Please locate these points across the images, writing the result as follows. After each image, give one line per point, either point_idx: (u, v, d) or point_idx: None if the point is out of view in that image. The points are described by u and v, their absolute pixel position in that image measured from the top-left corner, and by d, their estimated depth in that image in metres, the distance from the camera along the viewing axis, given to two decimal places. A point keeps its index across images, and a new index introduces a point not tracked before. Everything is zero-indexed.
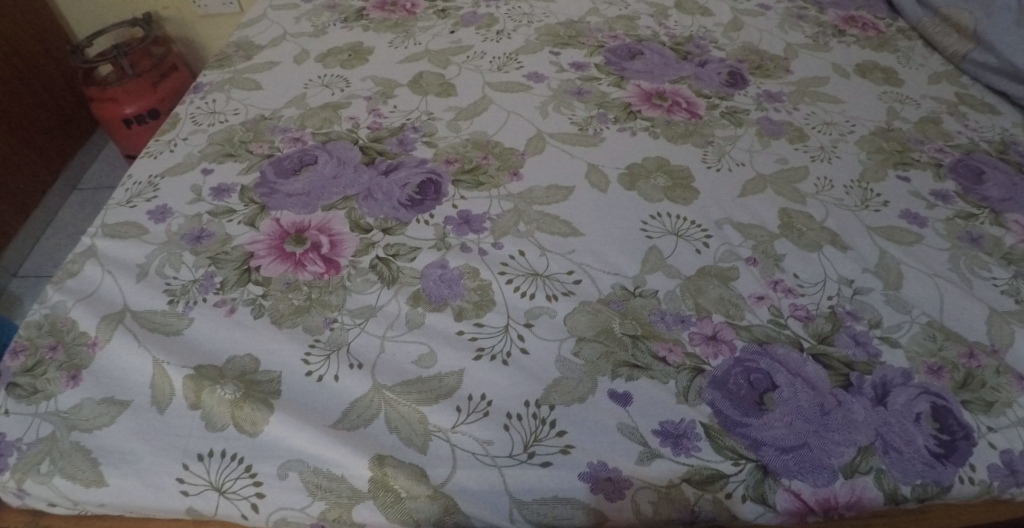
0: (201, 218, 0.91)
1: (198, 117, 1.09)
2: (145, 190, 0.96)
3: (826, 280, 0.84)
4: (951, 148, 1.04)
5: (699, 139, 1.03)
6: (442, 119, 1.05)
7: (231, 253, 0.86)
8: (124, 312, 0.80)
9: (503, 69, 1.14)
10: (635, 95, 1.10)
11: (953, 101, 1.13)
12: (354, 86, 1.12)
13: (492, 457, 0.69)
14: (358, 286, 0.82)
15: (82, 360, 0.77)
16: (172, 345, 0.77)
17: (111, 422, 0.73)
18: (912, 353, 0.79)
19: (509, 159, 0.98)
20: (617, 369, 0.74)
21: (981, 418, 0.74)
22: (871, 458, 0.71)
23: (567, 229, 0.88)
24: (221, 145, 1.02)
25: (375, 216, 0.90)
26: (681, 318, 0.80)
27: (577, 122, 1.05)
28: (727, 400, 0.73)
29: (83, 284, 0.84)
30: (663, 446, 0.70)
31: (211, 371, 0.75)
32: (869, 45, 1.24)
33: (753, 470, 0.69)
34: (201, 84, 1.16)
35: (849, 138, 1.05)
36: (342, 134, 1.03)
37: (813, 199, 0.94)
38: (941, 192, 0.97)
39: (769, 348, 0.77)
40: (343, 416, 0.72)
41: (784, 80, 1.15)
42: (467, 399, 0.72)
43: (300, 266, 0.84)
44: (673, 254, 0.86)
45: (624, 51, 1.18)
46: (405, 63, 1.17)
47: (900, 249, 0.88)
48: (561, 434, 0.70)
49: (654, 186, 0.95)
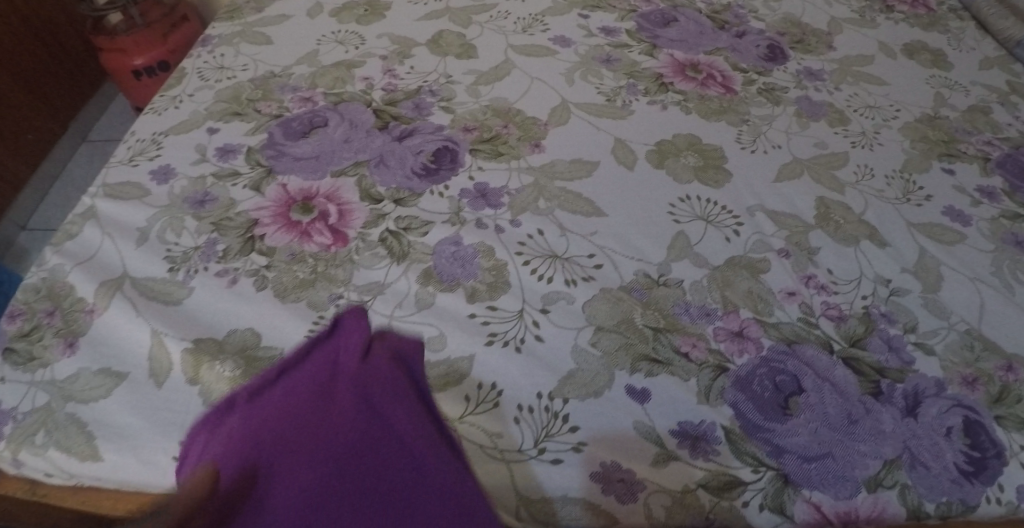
0: (205, 181, 0.87)
1: (205, 71, 1.03)
2: (148, 148, 0.92)
3: (861, 278, 0.80)
4: (1000, 141, 0.97)
5: (734, 117, 0.97)
6: (461, 83, 0.99)
7: (234, 219, 0.82)
8: (124, 279, 0.77)
9: (528, 31, 1.07)
10: (668, 65, 1.03)
11: (1005, 88, 1.06)
12: (369, 43, 1.06)
13: (500, 450, 0.65)
14: (367, 261, 0.78)
15: (80, 328, 0.74)
16: (172, 316, 0.74)
17: (107, 394, 0.70)
18: (948, 362, 0.74)
19: (530, 130, 0.92)
20: (636, 363, 0.71)
21: (1015, 435, 0.70)
22: (896, 472, 0.67)
23: (589, 209, 0.83)
24: (229, 103, 0.97)
25: (387, 185, 0.85)
26: (706, 311, 0.75)
27: (604, 92, 0.98)
28: (750, 403, 0.69)
29: (83, 247, 0.80)
30: (680, 448, 0.66)
31: (210, 346, 0.72)
32: (918, 23, 1.15)
33: (774, 478, 0.65)
34: (209, 36, 1.10)
35: (893, 124, 0.98)
36: (355, 95, 0.97)
37: (852, 189, 0.89)
38: (987, 188, 0.91)
39: (797, 349, 0.73)
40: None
41: (826, 56, 1.08)
42: (477, 388, 0.68)
43: (306, 236, 0.80)
44: (701, 241, 0.81)
45: (658, 17, 1.11)
46: (424, 21, 1.10)
47: (941, 249, 0.83)
48: (573, 430, 0.66)
49: (684, 166, 0.89)
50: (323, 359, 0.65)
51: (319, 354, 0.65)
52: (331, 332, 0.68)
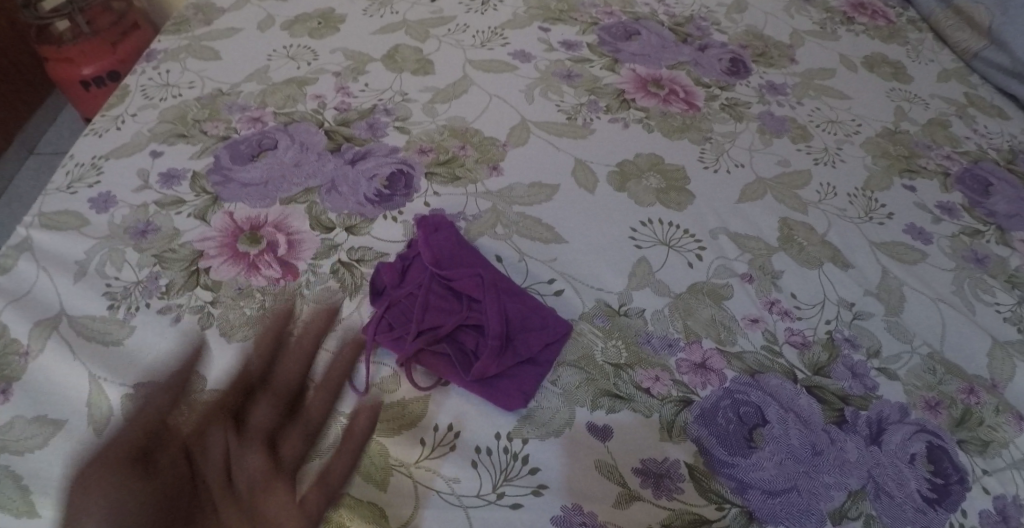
0: (147, 209, 0.82)
1: (149, 89, 0.98)
2: (87, 173, 0.86)
3: (824, 302, 0.79)
4: (959, 155, 0.97)
5: (697, 134, 0.95)
6: (417, 101, 0.96)
7: (178, 251, 0.78)
8: (60, 318, 0.72)
9: (487, 45, 1.04)
10: (630, 81, 1.01)
11: (963, 101, 1.06)
12: (322, 58, 1.02)
13: (457, 496, 0.63)
14: (318, 296, 0.75)
15: (14, 372, 0.69)
16: (112, 358, 0.70)
17: (44, 444, 0.66)
18: (910, 387, 0.74)
19: (489, 151, 0.90)
20: (597, 399, 0.69)
21: (977, 460, 0.70)
22: (861, 503, 0.66)
23: (549, 235, 0.81)
24: (173, 124, 0.92)
25: (339, 212, 0.81)
26: (668, 342, 0.74)
27: (565, 110, 0.96)
28: (715, 438, 0.68)
29: (16, 282, 0.75)
30: (643, 487, 0.64)
31: (152, 391, 0.68)
32: (878, 35, 1.15)
33: (738, 514, 0.64)
34: (154, 51, 1.04)
35: (854, 139, 0.98)
36: (307, 115, 0.93)
37: (815, 208, 0.88)
38: (947, 204, 0.91)
39: (762, 380, 0.72)
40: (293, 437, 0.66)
41: (788, 70, 1.07)
42: (433, 430, 0.66)
43: (254, 269, 0.76)
44: (663, 267, 0.79)
45: (620, 30, 1.09)
46: (379, 35, 1.06)
47: (903, 269, 0.83)
48: (533, 472, 0.64)
49: (646, 187, 0.88)
50: (433, 247, 0.75)
51: (427, 238, 0.76)
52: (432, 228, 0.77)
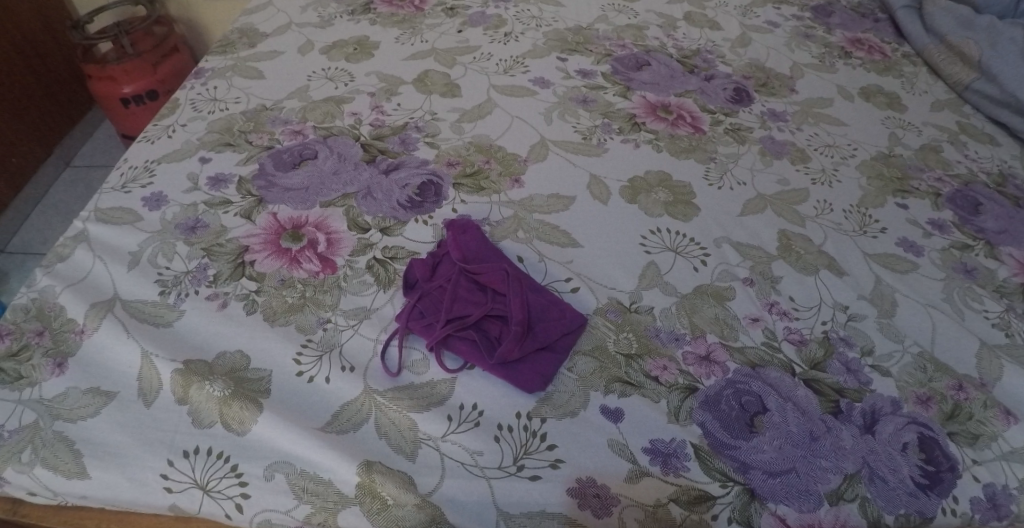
0: (196, 208, 0.90)
1: (198, 103, 1.07)
2: (141, 175, 0.94)
3: (821, 305, 0.85)
4: (951, 177, 1.04)
5: (702, 155, 1.03)
6: (446, 120, 1.04)
7: (226, 245, 0.85)
8: (114, 301, 0.79)
9: (509, 72, 1.13)
10: (641, 106, 1.10)
11: (954, 129, 1.13)
12: (358, 81, 1.11)
13: (481, 468, 0.68)
14: (354, 288, 0.81)
15: (70, 348, 0.76)
16: (163, 337, 0.76)
17: (96, 414, 0.71)
18: (902, 383, 0.79)
19: (511, 165, 0.98)
20: (609, 385, 0.75)
21: (967, 450, 0.75)
22: (857, 486, 0.71)
23: (566, 239, 0.88)
24: (221, 134, 1.01)
25: (374, 216, 0.89)
26: (675, 336, 0.80)
27: (581, 130, 1.04)
28: (718, 422, 0.73)
29: (74, 269, 0.82)
30: (652, 464, 0.70)
31: (200, 367, 0.74)
32: (874, 69, 1.24)
33: (741, 493, 0.69)
34: (202, 69, 1.14)
35: (850, 161, 1.05)
36: (344, 129, 1.02)
37: (812, 222, 0.95)
38: (938, 221, 0.97)
39: (761, 372, 0.78)
40: (320, 414, 0.72)
41: (788, 99, 1.15)
42: (459, 408, 0.72)
43: (295, 263, 0.84)
44: (671, 271, 0.86)
45: (632, 61, 1.18)
46: (411, 60, 1.15)
47: (896, 277, 0.89)
48: (550, 447, 0.70)
49: (655, 200, 0.95)
50: (461, 244, 0.83)
51: (457, 237, 0.84)
52: (461, 227, 0.85)
